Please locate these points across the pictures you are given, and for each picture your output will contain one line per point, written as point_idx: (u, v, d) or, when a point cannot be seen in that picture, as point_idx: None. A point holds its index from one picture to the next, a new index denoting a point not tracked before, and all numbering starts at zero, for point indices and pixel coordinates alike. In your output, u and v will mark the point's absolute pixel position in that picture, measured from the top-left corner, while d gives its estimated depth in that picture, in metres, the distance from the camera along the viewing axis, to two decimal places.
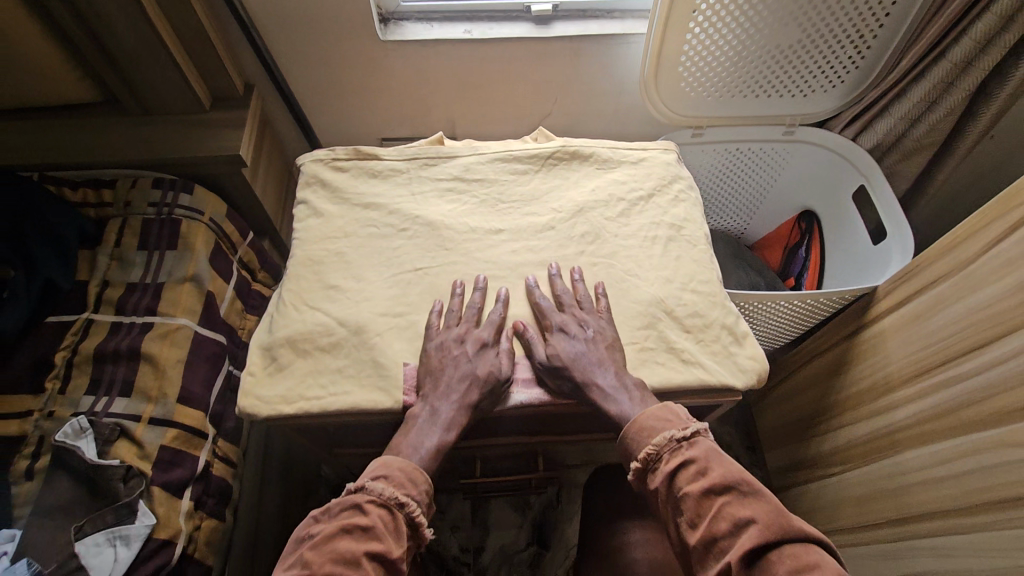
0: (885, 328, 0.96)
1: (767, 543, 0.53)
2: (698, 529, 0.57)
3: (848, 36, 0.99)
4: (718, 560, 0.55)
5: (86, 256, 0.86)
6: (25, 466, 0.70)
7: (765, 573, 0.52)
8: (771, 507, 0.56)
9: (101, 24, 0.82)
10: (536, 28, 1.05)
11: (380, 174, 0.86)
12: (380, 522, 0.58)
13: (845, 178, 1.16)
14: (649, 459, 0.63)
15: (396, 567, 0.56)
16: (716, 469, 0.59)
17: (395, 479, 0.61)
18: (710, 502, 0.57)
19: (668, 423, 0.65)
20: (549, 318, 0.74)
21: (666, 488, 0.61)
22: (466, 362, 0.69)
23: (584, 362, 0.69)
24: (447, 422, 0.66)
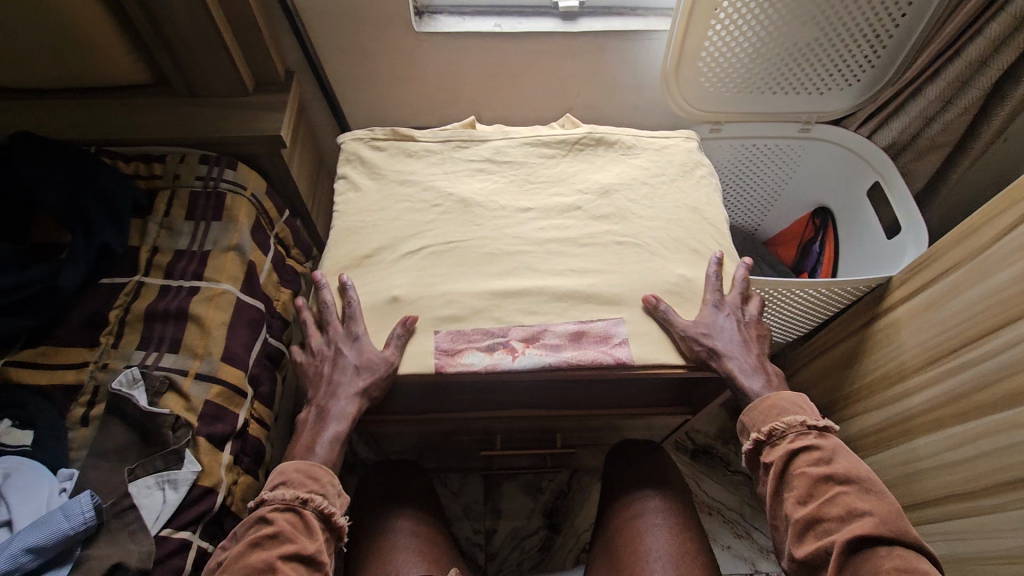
0: (898, 317, 0.98)
1: (879, 537, 0.59)
2: (807, 506, 0.63)
3: (865, 35, 1.03)
4: (819, 539, 0.62)
5: (137, 224, 0.92)
6: (81, 413, 0.75)
7: (867, 561, 0.58)
8: (889, 509, 0.61)
9: (159, 6, 0.88)
10: (563, 23, 1.10)
11: (416, 154, 0.90)
12: (288, 525, 0.61)
13: (861, 175, 1.19)
14: (773, 433, 0.69)
15: (315, 560, 0.61)
16: (840, 461, 0.64)
17: (295, 482, 0.64)
18: (826, 487, 0.63)
19: (800, 409, 0.70)
20: (708, 293, 0.79)
21: (783, 464, 0.67)
22: (342, 360, 0.74)
23: (732, 339, 0.75)
24: (339, 415, 0.71)
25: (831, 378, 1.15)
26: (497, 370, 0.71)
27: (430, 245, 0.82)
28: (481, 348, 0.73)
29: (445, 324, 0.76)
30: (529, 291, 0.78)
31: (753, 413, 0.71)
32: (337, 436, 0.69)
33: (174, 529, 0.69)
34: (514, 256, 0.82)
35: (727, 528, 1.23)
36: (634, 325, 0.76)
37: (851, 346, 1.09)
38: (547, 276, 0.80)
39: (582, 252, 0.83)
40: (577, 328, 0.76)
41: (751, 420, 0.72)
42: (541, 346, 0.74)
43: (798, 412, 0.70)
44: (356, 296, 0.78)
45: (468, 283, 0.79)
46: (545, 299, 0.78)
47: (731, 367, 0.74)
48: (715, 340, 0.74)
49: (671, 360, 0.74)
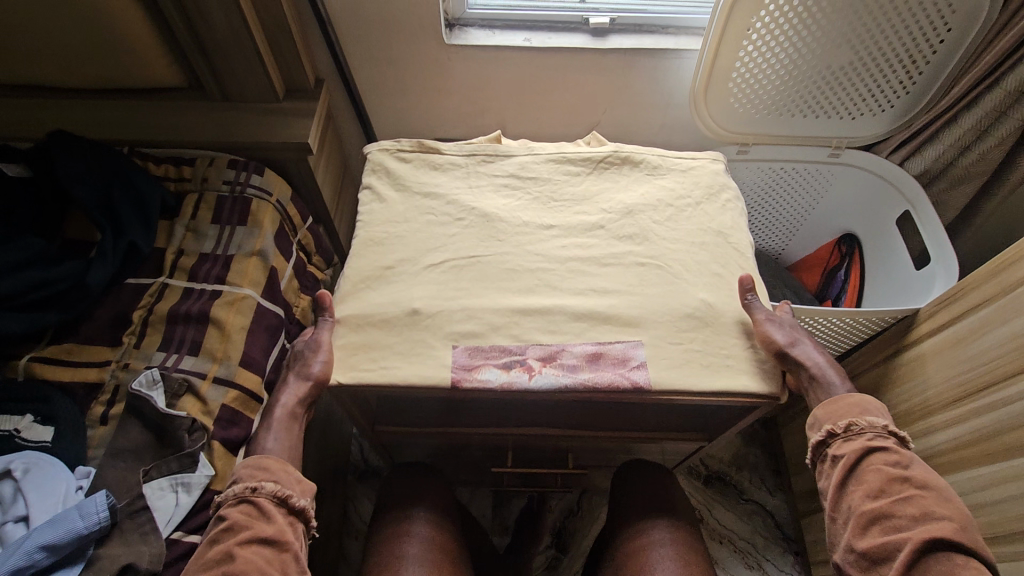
0: (925, 352, 0.95)
1: (954, 542, 0.59)
2: (877, 501, 0.64)
3: (900, 60, 1.02)
4: (885, 534, 0.62)
5: (164, 226, 0.93)
6: (100, 412, 0.75)
7: (938, 563, 0.58)
8: (963, 517, 0.62)
9: (198, 13, 0.90)
10: (593, 39, 1.10)
11: (440, 167, 0.91)
12: (241, 516, 0.63)
13: (891, 204, 1.17)
14: (851, 428, 0.69)
15: (276, 541, 0.62)
16: (917, 468, 0.65)
17: (243, 476, 0.66)
18: (899, 487, 0.64)
19: (880, 415, 0.71)
20: (785, 309, 0.83)
21: (857, 458, 0.67)
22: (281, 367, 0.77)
23: (814, 342, 0.77)
24: (279, 408, 0.72)
25: None
26: (512, 389, 0.71)
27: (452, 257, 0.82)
28: (499, 365, 0.73)
29: (463, 339, 0.75)
30: (548, 310, 0.77)
31: (831, 406, 0.72)
32: (276, 424, 0.71)
33: (184, 533, 0.70)
34: (535, 274, 0.81)
35: (739, 557, 1.21)
36: (655, 349, 0.75)
37: (876, 377, 1.07)
38: (567, 295, 0.79)
39: (604, 272, 0.82)
40: (596, 349, 0.75)
41: (827, 413, 0.72)
42: (558, 366, 0.73)
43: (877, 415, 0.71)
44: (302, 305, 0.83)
45: (488, 299, 0.78)
46: (564, 318, 0.77)
47: (816, 359, 0.74)
48: (799, 335, 0.76)
49: (694, 388, 0.72)
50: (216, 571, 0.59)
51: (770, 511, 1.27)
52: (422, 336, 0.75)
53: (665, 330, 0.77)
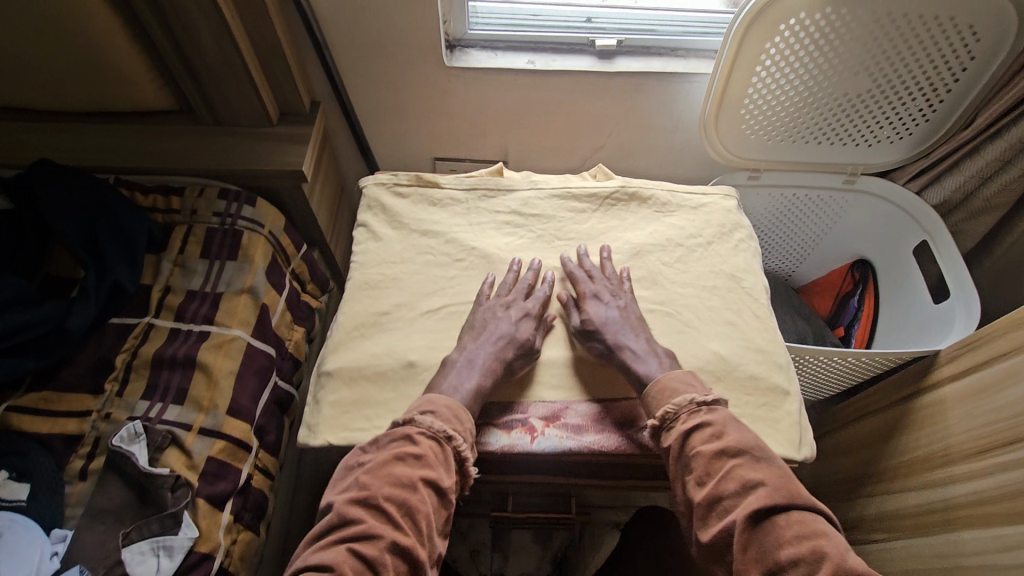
0: (946, 397, 0.92)
1: (774, 505, 0.55)
2: (706, 487, 0.59)
3: (920, 88, 0.97)
4: (720, 519, 0.57)
5: (151, 260, 0.90)
6: (79, 466, 0.72)
7: (770, 534, 0.54)
8: (779, 475, 0.58)
9: (185, 36, 0.86)
10: (599, 62, 1.05)
11: (439, 202, 0.86)
12: (431, 452, 0.60)
13: (907, 235, 1.12)
14: (666, 417, 0.64)
15: (446, 495, 0.60)
16: (731, 434, 0.61)
17: (443, 415, 0.63)
18: (720, 464, 0.59)
19: (691, 387, 0.66)
20: (582, 288, 0.77)
21: (680, 447, 0.62)
22: (498, 323, 0.72)
23: (619, 328, 0.72)
24: (483, 368, 0.68)
25: (869, 448, 1.08)
26: (514, 452, 0.67)
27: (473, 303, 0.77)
28: (500, 425, 0.69)
29: None
30: (552, 362, 0.74)
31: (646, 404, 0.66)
32: (480, 391, 0.67)
33: None
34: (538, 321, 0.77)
35: None
36: None
37: (893, 417, 1.03)
38: (569, 344, 0.76)
39: None
40: (601, 407, 0.71)
41: (645, 409, 0.67)
42: (562, 426, 0.69)
43: (687, 389, 0.66)
44: (549, 286, 0.79)
45: None
46: (569, 371, 0.73)
47: (626, 359, 0.70)
48: (607, 335, 0.72)
49: None
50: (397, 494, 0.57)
51: None
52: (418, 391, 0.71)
53: None
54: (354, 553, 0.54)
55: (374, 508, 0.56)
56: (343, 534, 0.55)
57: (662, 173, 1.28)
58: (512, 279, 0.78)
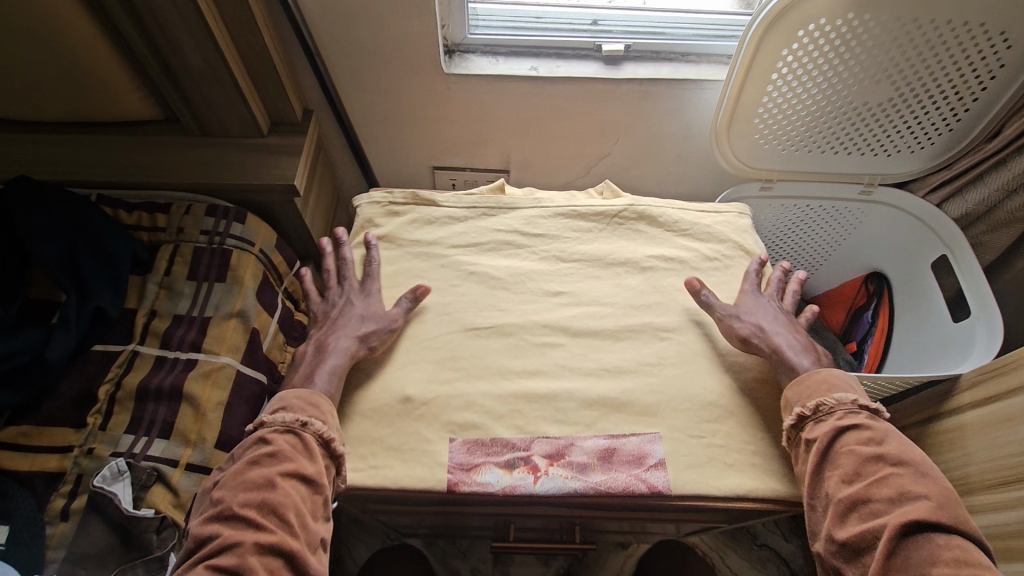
0: (967, 423, 0.88)
1: (932, 521, 0.54)
2: (854, 486, 0.58)
3: (945, 96, 0.92)
4: (864, 521, 0.56)
5: (136, 282, 0.86)
6: (60, 506, 0.68)
7: (921, 547, 0.53)
8: (941, 495, 0.56)
9: (170, 47, 0.82)
10: (605, 68, 1.01)
11: (436, 221, 0.84)
12: (287, 446, 0.60)
13: (927, 246, 1.08)
14: (821, 409, 0.63)
15: (315, 481, 0.59)
16: (892, 443, 0.59)
17: (295, 406, 0.63)
18: (874, 468, 0.58)
19: (854, 388, 0.66)
20: (746, 283, 0.79)
21: (829, 441, 0.61)
22: (343, 313, 0.74)
23: (774, 318, 0.74)
24: (337, 351, 0.69)
25: None
26: (516, 494, 0.63)
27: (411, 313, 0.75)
28: (500, 463, 0.65)
29: (461, 431, 0.68)
30: (556, 396, 0.70)
31: (799, 386, 0.67)
32: (336, 370, 0.68)
33: None
34: (541, 351, 0.74)
35: None
36: (675, 444, 0.67)
37: (909, 439, 0.99)
38: (574, 375, 0.72)
39: (618, 347, 0.75)
40: (609, 443, 0.67)
41: (797, 394, 0.67)
42: (566, 465, 0.65)
43: (851, 391, 0.66)
44: (377, 254, 0.80)
45: (488, 383, 0.71)
46: (574, 405, 0.70)
47: (778, 344, 0.71)
48: (758, 319, 0.74)
49: (719, 493, 0.64)
50: (255, 496, 0.57)
51: (786, 559, 1.18)
52: (416, 429, 0.67)
53: (684, 420, 0.69)
54: (217, 567, 0.52)
55: (229, 516, 0.56)
56: (200, 554, 0.54)
57: (668, 181, 1.23)
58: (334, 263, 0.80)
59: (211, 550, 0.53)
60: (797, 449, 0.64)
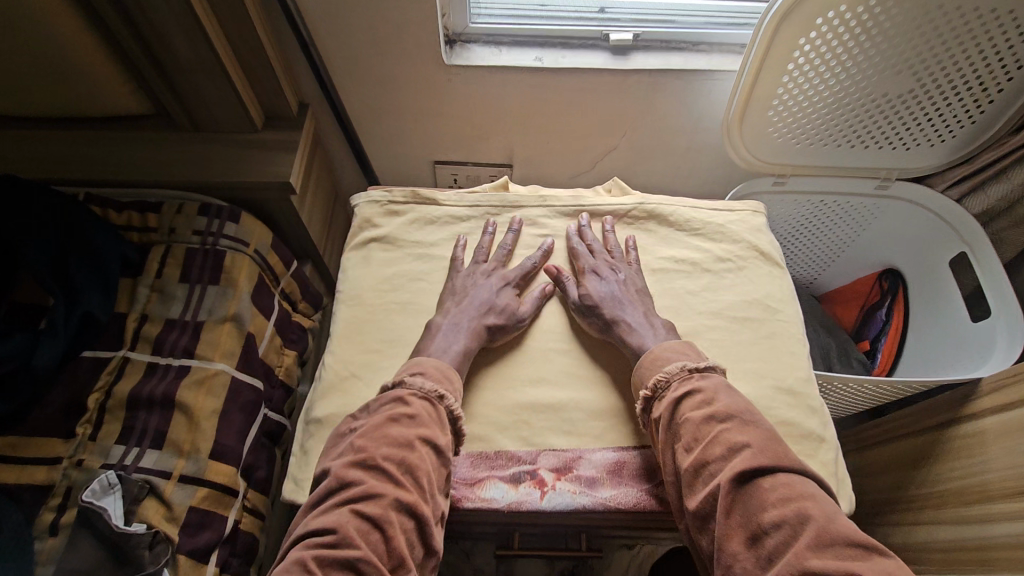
0: (987, 428, 0.85)
1: (760, 466, 0.52)
2: (693, 453, 0.56)
3: (969, 87, 0.87)
4: (707, 484, 0.54)
5: (127, 285, 0.83)
6: (50, 520, 0.66)
7: (755, 497, 0.51)
8: (767, 439, 0.55)
9: (157, 40, 0.78)
10: (613, 58, 0.96)
11: (438, 221, 0.81)
12: (425, 412, 0.59)
13: (945, 245, 1.03)
14: (658, 386, 0.62)
15: (444, 451, 0.58)
16: (722, 400, 0.58)
17: (433, 375, 0.62)
18: (708, 428, 0.56)
19: (683, 355, 0.64)
20: (581, 261, 0.76)
21: (669, 414, 0.59)
22: (473, 290, 0.72)
23: (613, 297, 0.71)
24: (467, 330, 0.67)
25: (894, 473, 1.02)
26: (522, 510, 0.60)
27: (536, 309, 0.74)
28: (505, 478, 0.62)
29: (464, 443, 0.65)
30: (563, 406, 0.67)
31: (638, 372, 0.65)
32: (467, 354, 0.66)
33: None
34: (548, 358, 0.71)
35: None
36: None
37: (924, 444, 0.96)
38: (582, 384, 0.69)
39: (628, 353, 0.72)
40: (619, 456, 0.64)
41: (639, 377, 0.65)
42: (575, 479, 0.62)
43: (677, 357, 0.64)
44: (542, 259, 0.77)
45: (493, 393, 0.68)
46: (582, 416, 0.67)
47: (620, 331, 0.69)
48: (602, 306, 0.70)
49: None
50: (395, 454, 0.55)
51: None
52: None
53: None
54: (356, 514, 0.51)
55: (372, 467, 0.54)
56: (340, 497, 0.53)
57: (677, 176, 1.19)
58: (489, 244, 0.78)
59: (356, 496, 0.52)
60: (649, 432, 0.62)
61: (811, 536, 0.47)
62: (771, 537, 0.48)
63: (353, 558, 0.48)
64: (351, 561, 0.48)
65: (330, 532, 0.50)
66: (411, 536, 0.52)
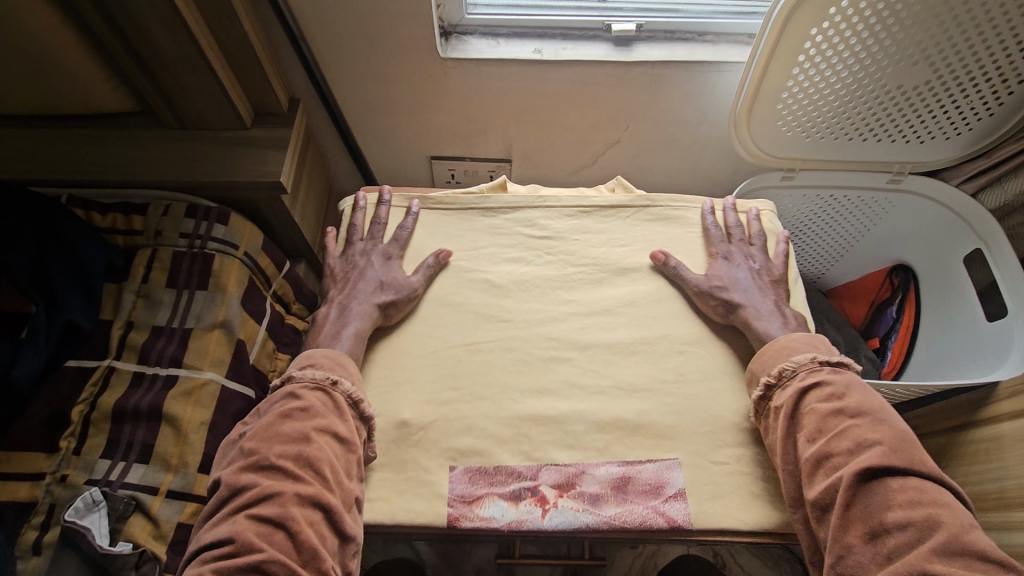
0: (1004, 433, 0.82)
1: (890, 465, 0.51)
2: (817, 444, 0.55)
3: (988, 79, 0.83)
4: (828, 476, 0.53)
5: (112, 291, 0.80)
6: (32, 539, 0.63)
7: (880, 494, 0.50)
8: (903, 439, 0.53)
9: (138, 35, 0.74)
10: (615, 50, 0.93)
11: (432, 224, 0.78)
12: (319, 402, 0.58)
13: (959, 241, 0.99)
14: (783, 375, 0.61)
15: (348, 439, 0.57)
16: (854, 396, 0.57)
17: (324, 365, 0.62)
18: (836, 422, 0.55)
19: (813, 347, 0.63)
20: (713, 245, 0.76)
21: (793, 404, 0.59)
22: (361, 273, 0.72)
23: (745, 285, 0.71)
24: (358, 314, 0.68)
25: None
26: (522, 530, 0.58)
27: (430, 279, 0.73)
28: (505, 495, 0.60)
29: (462, 458, 0.62)
30: (565, 418, 0.64)
31: (761, 358, 0.64)
32: (360, 334, 0.66)
33: None
34: (548, 366, 0.68)
35: None
36: (695, 471, 0.61)
37: (940, 447, 0.93)
38: (583, 395, 0.66)
39: (632, 362, 0.69)
40: (625, 471, 0.62)
41: (760, 365, 0.65)
42: (578, 496, 0.60)
43: (809, 350, 0.63)
44: (413, 223, 0.78)
45: (492, 405, 0.65)
46: (585, 428, 0.64)
47: (747, 315, 0.68)
48: (730, 292, 0.70)
49: (741, 528, 0.59)
50: (290, 450, 0.54)
51: None
52: (412, 456, 0.62)
53: (705, 445, 0.63)
54: (255, 518, 0.50)
55: (266, 468, 0.53)
56: (236, 505, 0.52)
57: (683, 171, 1.15)
58: (363, 220, 0.77)
59: (251, 500, 0.51)
60: (765, 419, 0.62)
61: (940, 541, 0.46)
62: (894, 536, 0.48)
63: (256, 562, 0.47)
64: (252, 564, 0.47)
65: (227, 543, 0.49)
66: (322, 528, 0.52)
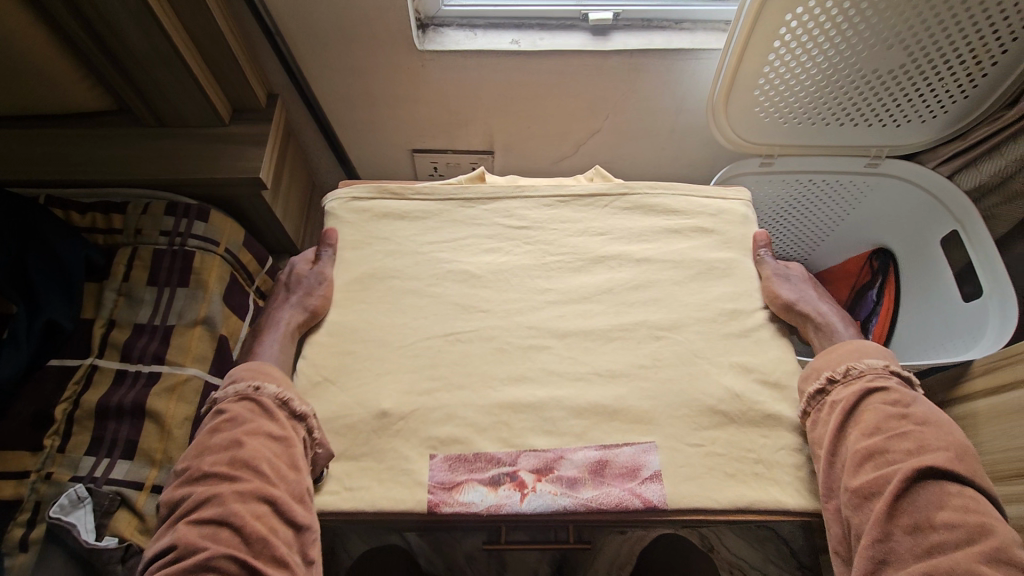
0: (977, 411, 0.84)
1: (948, 471, 0.53)
2: (873, 438, 0.57)
3: (962, 62, 0.83)
4: (878, 469, 0.55)
5: (93, 290, 0.80)
6: (19, 535, 0.65)
7: (932, 494, 0.52)
8: (964, 452, 0.55)
9: (111, 33, 0.74)
10: (593, 39, 0.93)
11: (409, 215, 0.79)
12: (245, 411, 0.59)
13: (937, 223, 1.00)
14: (850, 372, 0.62)
15: (284, 436, 0.58)
16: (920, 405, 0.58)
17: (243, 377, 0.62)
18: (897, 423, 0.57)
19: (883, 353, 0.66)
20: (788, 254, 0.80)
21: (852, 400, 0.60)
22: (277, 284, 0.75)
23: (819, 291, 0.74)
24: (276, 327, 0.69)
25: None
26: (501, 513, 0.59)
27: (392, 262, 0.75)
28: (485, 480, 0.61)
29: (442, 446, 0.63)
30: (543, 405, 0.65)
31: (830, 353, 0.66)
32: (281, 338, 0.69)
33: None
34: (528, 355, 0.69)
35: None
36: (670, 453, 0.63)
37: None
38: (561, 383, 0.67)
39: (610, 348, 0.70)
40: (602, 454, 0.63)
41: (826, 360, 0.65)
42: (556, 480, 0.61)
43: (880, 358, 0.64)
44: None
45: (471, 393, 0.66)
46: (564, 415, 0.65)
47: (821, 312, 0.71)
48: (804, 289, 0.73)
49: (717, 508, 0.60)
50: (224, 456, 0.56)
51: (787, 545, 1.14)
52: (393, 446, 0.63)
53: (681, 428, 0.64)
54: (198, 522, 0.52)
55: (202, 477, 0.55)
56: (178, 516, 0.54)
57: (664, 159, 1.16)
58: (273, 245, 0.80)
59: (191, 508, 0.53)
60: (815, 411, 0.63)
61: (988, 546, 0.49)
62: (938, 534, 0.51)
63: (206, 559, 0.50)
64: (201, 562, 0.50)
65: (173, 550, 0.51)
66: (272, 520, 0.54)
